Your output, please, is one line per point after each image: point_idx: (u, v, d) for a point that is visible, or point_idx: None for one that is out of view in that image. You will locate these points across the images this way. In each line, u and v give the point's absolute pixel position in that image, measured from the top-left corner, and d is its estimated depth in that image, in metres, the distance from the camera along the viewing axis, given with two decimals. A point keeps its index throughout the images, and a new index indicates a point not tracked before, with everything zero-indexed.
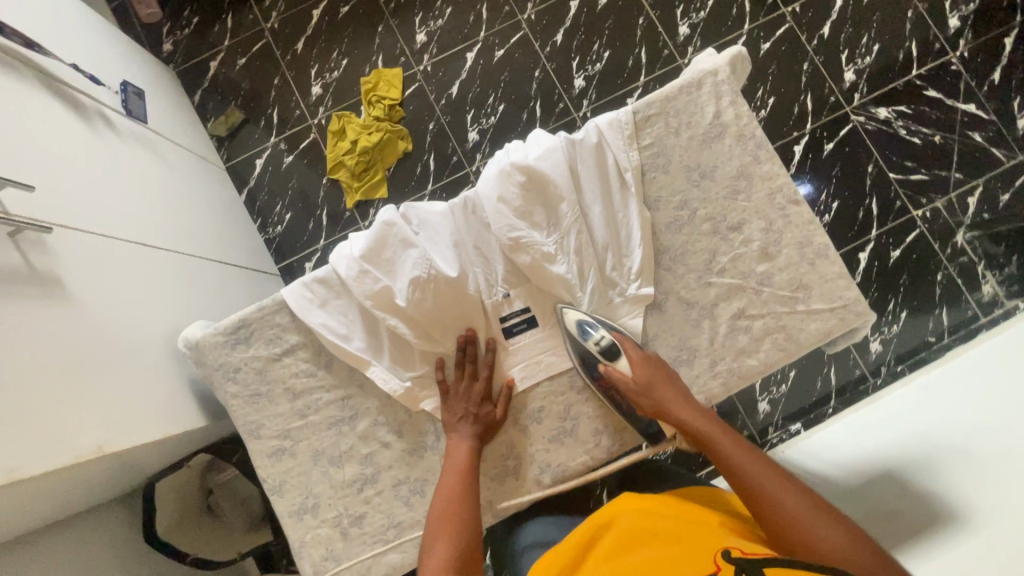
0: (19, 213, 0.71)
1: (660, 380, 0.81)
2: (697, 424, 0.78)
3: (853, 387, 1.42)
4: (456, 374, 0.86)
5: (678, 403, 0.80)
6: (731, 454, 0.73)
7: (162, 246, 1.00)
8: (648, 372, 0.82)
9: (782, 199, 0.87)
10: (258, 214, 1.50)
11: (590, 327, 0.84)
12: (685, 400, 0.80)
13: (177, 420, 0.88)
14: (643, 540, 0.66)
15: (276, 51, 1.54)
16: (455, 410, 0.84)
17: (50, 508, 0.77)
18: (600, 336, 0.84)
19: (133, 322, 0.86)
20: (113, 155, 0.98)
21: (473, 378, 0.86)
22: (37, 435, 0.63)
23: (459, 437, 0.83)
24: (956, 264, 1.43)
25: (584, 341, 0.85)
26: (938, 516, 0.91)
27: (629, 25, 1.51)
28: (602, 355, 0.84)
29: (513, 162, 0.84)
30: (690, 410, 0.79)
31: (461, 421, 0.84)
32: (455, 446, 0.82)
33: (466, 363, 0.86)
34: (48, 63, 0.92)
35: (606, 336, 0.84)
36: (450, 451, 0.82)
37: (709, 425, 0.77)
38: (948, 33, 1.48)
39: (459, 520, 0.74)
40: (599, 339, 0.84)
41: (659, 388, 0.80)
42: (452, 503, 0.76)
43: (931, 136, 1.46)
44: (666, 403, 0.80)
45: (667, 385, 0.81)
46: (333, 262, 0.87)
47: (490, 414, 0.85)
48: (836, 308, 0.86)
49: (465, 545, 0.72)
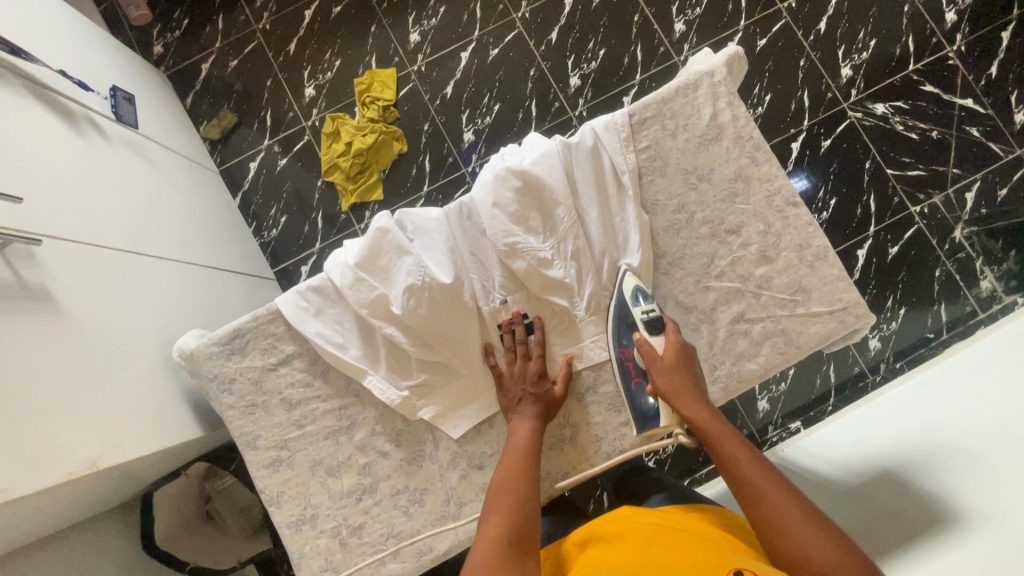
0: (6, 226, 0.70)
1: (684, 368, 0.79)
2: (705, 421, 0.74)
3: (853, 384, 1.41)
4: (509, 357, 0.85)
5: (689, 395, 0.77)
6: (737, 458, 0.70)
7: (153, 254, 0.98)
8: (677, 359, 0.79)
9: (781, 201, 0.86)
10: (253, 217, 1.49)
11: (644, 298, 0.82)
12: (700, 394, 0.77)
13: (173, 432, 0.87)
14: (646, 537, 0.68)
15: (268, 53, 1.52)
16: (514, 393, 0.83)
17: (45, 523, 0.76)
18: (649, 308, 0.81)
19: (124, 332, 0.85)
20: (102, 161, 0.97)
21: (526, 358, 0.85)
22: (27, 454, 0.62)
23: (522, 418, 0.82)
24: (954, 260, 1.42)
25: (631, 308, 0.83)
26: (938, 520, 0.87)
27: (624, 22, 1.50)
28: (643, 326, 0.81)
29: (508, 167, 0.84)
30: (702, 405, 0.76)
31: (520, 403, 0.83)
32: (517, 426, 0.81)
33: (517, 344, 0.85)
34: (34, 69, 0.90)
35: (656, 310, 0.81)
36: (511, 431, 0.81)
37: (720, 425, 0.74)
38: (945, 27, 1.47)
39: (515, 489, 0.71)
40: (648, 311, 0.81)
41: (680, 374, 0.78)
42: (514, 476, 0.74)
43: (929, 132, 1.45)
44: (683, 390, 0.77)
45: (686, 375, 0.78)
46: (327, 270, 0.86)
47: (550, 400, 0.84)
48: (836, 311, 0.86)
49: (522, 516, 0.69)
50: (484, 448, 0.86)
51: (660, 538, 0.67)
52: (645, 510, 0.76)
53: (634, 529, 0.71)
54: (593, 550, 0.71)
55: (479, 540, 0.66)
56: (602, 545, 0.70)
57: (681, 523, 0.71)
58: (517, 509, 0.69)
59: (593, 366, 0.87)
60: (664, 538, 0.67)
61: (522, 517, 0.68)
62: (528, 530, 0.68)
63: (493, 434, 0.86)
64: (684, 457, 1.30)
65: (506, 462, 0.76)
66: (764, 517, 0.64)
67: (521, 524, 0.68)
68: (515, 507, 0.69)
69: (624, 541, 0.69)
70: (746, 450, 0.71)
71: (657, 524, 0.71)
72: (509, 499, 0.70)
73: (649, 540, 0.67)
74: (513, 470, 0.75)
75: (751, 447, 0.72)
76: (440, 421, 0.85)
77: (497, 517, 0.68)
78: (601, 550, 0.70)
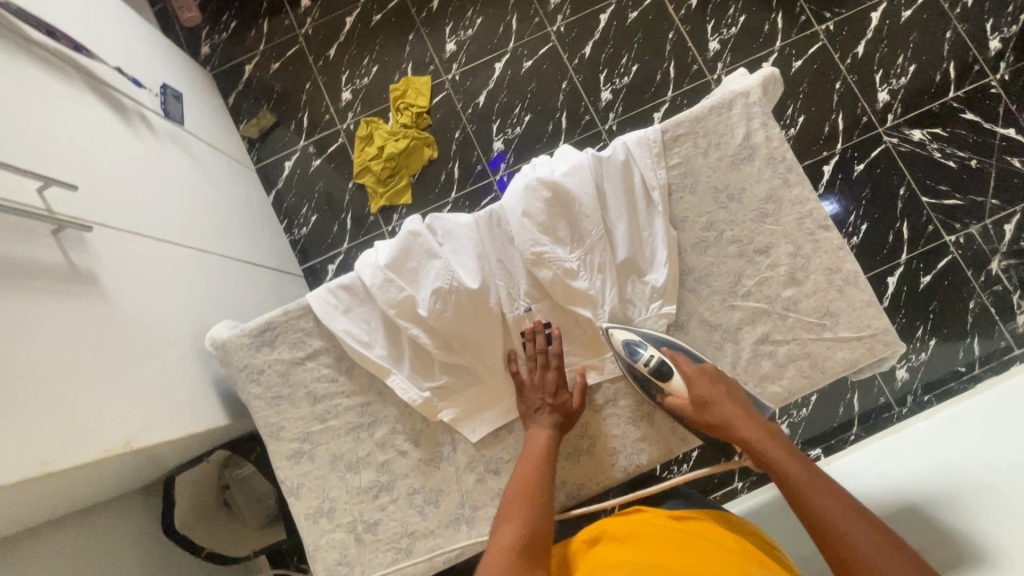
0: (61, 212, 0.75)
1: (722, 392, 0.80)
2: (757, 441, 0.76)
3: (877, 415, 1.38)
4: (529, 366, 0.86)
5: (734, 416, 0.78)
6: (797, 479, 0.71)
7: (191, 244, 1.02)
8: (707, 386, 0.80)
9: (812, 223, 0.86)
10: (285, 215, 1.53)
11: (638, 348, 0.82)
12: (743, 414, 0.78)
13: (201, 418, 0.89)
14: (658, 537, 0.68)
15: (310, 57, 1.58)
16: (533, 401, 0.84)
17: (74, 497, 0.78)
18: (648, 355, 0.82)
19: (162, 320, 0.88)
20: (148, 154, 1.01)
21: (546, 368, 0.85)
22: (69, 429, 0.64)
23: (537, 427, 0.82)
24: (990, 293, 1.38)
25: (633, 362, 0.83)
26: (962, 558, 0.84)
27: (658, 39, 1.51)
28: (654, 375, 0.82)
29: (539, 177, 0.85)
30: (751, 424, 0.78)
31: (538, 413, 0.83)
32: (533, 434, 0.82)
33: (538, 354, 0.86)
34: (94, 66, 0.96)
35: (655, 354, 0.82)
36: (528, 439, 0.82)
37: (771, 442, 0.76)
38: (988, 55, 1.44)
39: (529, 500, 0.72)
40: (649, 360, 0.82)
41: (721, 399, 0.79)
42: (526, 487, 0.74)
43: (967, 160, 1.42)
44: (726, 415, 0.78)
45: (724, 399, 0.79)
46: (357, 270, 0.88)
47: (565, 411, 0.84)
48: (864, 337, 0.84)
49: (535, 522, 0.70)
50: (501, 454, 0.86)
51: (674, 540, 0.67)
52: (660, 514, 0.76)
53: (647, 531, 0.70)
54: (604, 546, 0.71)
55: (492, 544, 0.67)
56: (614, 543, 0.70)
57: (696, 529, 0.71)
58: (527, 520, 0.70)
59: (614, 379, 0.88)
60: (677, 541, 0.66)
61: (531, 527, 0.69)
62: (537, 541, 0.68)
63: (510, 440, 0.87)
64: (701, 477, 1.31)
65: (519, 469, 0.76)
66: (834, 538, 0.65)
67: (534, 532, 0.69)
68: (525, 517, 0.70)
69: (634, 538, 0.69)
70: (810, 474, 0.72)
71: (676, 528, 0.70)
72: (523, 507, 0.71)
73: (662, 542, 0.67)
74: (526, 479, 0.75)
75: (814, 467, 0.73)
76: (458, 424, 0.86)
77: (510, 525, 0.69)
78: (611, 544, 0.70)
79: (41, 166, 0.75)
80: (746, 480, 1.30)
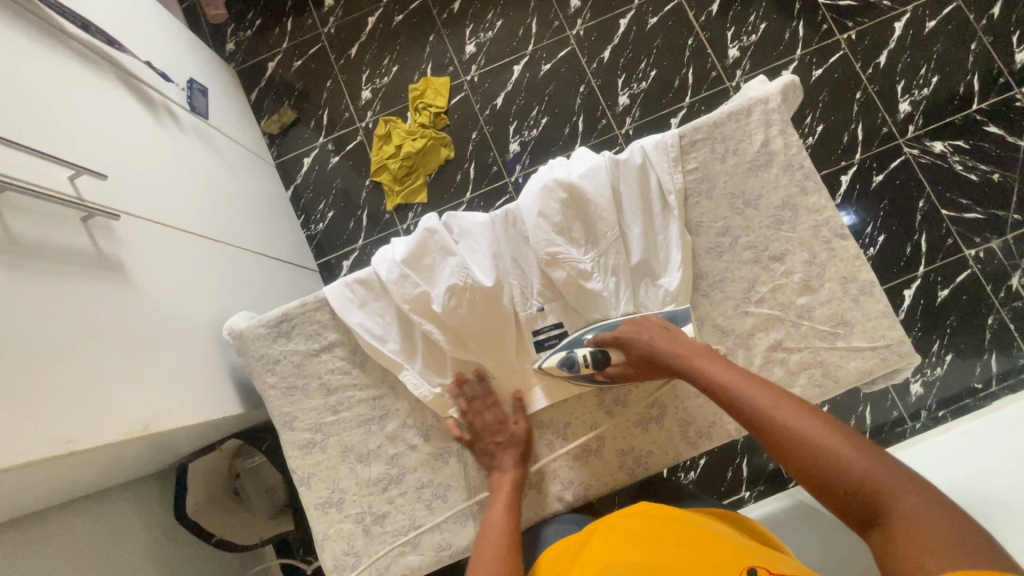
0: (91, 200, 0.77)
1: (643, 330, 0.82)
2: (681, 357, 0.78)
3: (890, 429, 1.36)
4: (468, 417, 0.86)
5: (657, 342, 0.80)
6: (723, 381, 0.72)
7: (211, 236, 1.04)
8: (631, 327, 0.83)
9: (828, 232, 0.85)
10: (302, 210, 1.55)
11: (568, 356, 0.84)
12: (662, 337, 0.81)
13: (218, 405, 0.90)
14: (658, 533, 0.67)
15: (331, 55, 1.60)
16: (487, 448, 0.85)
17: (91, 478, 0.80)
18: (582, 355, 0.84)
19: (183, 308, 0.90)
20: (174, 146, 1.03)
21: (483, 411, 0.86)
22: (93, 410, 0.66)
23: (503, 470, 0.83)
24: (1010, 308, 1.36)
25: (576, 370, 0.84)
26: None
27: (678, 45, 1.51)
28: (596, 367, 0.83)
29: (556, 178, 0.86)
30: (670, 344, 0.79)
31: (498, 456, 0.84)
32: (500, 481, 0.82)
33: (473, 400, 0.87)
34: (125, 60, 0.98)
35: (585, 351, 0.84)
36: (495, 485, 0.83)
37: (695, 355, 0.77)
38: (1014, 68, 1.42)
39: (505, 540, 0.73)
40: (586, 355, 0.83)
41: (645, 335, 0.81)
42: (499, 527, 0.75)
43: (989, 174, 1.40)
44: (650, 349, 0.80)
45: (645, 334, 0.81)
46: (374, 264, 0.89)
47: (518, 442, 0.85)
48: (878, 348, 0.84)
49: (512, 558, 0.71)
50: None
51: (674, 536, 0.66)
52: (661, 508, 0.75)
53: (647, 527, 0.69)
54: (604, 538, 0.70)
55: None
56: (614, 536, 0.69)
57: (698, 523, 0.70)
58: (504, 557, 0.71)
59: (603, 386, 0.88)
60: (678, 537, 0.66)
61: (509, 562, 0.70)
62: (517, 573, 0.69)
63: None
64: (710, 483, 1.31)
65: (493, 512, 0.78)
66: (767, 427, 0.65)
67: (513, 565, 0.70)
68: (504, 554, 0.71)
69: (634, 533, 0.68)
70: (731, 374, 0.72)
71: (677, 523, 0.69)
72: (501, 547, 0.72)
73: (662, 538, 0.66)
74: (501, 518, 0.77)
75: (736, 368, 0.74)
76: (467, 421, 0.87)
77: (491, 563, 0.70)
78: (611, 536, 0.70)
79: (74, 156, 0.77)
80: (754, 490, 1.29)
